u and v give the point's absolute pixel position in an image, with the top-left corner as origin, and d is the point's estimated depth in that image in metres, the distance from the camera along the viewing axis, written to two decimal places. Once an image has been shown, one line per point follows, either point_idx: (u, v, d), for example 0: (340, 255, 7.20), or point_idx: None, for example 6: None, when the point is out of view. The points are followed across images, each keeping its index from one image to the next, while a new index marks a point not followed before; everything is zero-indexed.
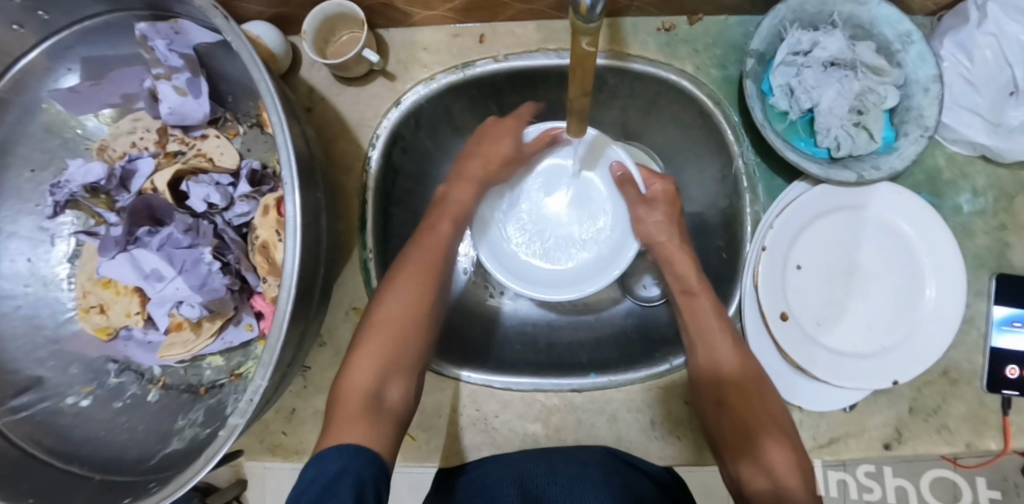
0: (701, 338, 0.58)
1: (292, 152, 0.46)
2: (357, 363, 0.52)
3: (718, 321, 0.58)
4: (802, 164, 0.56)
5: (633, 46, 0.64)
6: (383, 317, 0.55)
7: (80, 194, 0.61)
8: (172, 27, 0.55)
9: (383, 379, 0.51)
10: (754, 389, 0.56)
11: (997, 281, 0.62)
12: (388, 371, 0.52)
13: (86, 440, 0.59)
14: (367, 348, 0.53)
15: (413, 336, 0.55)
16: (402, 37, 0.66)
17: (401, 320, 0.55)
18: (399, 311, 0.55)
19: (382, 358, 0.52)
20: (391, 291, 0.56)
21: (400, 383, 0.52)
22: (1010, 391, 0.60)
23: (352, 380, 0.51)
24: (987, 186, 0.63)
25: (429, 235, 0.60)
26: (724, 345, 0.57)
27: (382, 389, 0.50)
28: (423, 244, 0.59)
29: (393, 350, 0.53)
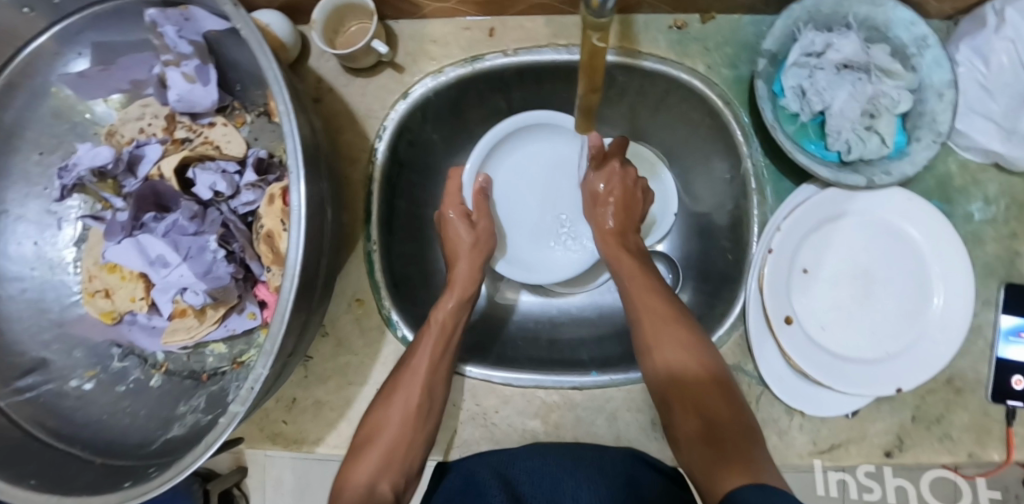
0: (654, 332, 0.55)
1: (298, 141, 0.46)
2: (359, 459, 0.53)
3: (692, 341, 0.54)
4: (811, 167, 0.56)
5: (644, 43, 0.63)
6: (386, 422, 0.54)
7: (86, 179, 0.61)
8: (182, 14, 0.55)
9: (377, 477, 0.51)
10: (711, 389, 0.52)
11: (1006, 291, 0.61)
12: (383, 470, 0.52)
13: (89, 423, 0.60)
14: (370, 445, 0.53)
15: (416, 433, 0.55)
16: (411, 29, 0.65)
17: (403, 419, 0.54)
18: (400, 414, 0.55)
19: (382, 457, 0.53)
20: (391, 397, 0.56)
21: (395, 479, 0.52)
22: (1016, 402, 0.59)
23: (354, 475, 0.51)
24: (999, 195, 0.63)
25: (429, 329, 0.59)
26: (678, 349, 0.53)
27: (374, 485, 0.50)
28: (422, 346, 0.57)
29: (388, 453, 0.53)
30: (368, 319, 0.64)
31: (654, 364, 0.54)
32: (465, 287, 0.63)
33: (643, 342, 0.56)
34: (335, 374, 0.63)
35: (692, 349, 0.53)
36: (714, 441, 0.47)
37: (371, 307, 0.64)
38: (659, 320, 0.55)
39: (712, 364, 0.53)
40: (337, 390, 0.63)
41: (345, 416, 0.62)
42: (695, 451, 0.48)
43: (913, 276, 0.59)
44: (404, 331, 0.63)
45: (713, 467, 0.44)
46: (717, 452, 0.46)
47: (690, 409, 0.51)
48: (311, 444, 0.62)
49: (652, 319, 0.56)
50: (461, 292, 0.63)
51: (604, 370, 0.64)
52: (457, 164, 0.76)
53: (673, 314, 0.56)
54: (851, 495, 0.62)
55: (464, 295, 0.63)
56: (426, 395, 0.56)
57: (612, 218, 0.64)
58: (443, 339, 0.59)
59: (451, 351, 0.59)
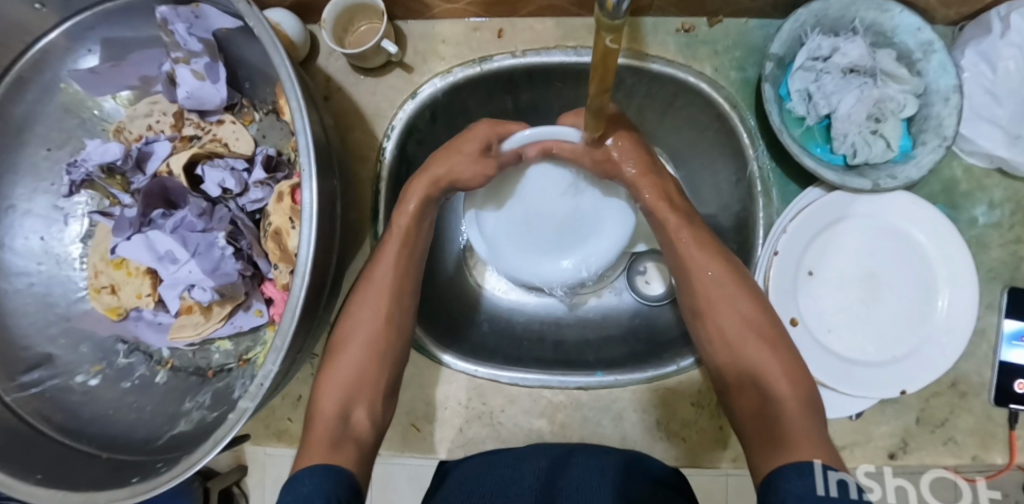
0: (712, 316, 0.58)
1: (310, 139, 0.46)
2: (329, 385, 0.56)
3: (754, 331, 0.56)
4: (818, 170, 0.56)
5: (652, 46, 0.64)
6: (354, 341, 0.58)
7: (95, 174, 0.61)
8: (193, 12, 0.56)
9: (349, 407, 0.54)
10: (784, 375, 0.53)
11: (1010, 296, 0.62)
12: (356, 394, 0.55)
13: (94, 418, 0.60)
14: (337, 371, 0.57)
15: (384, 352, 0.57)
16: (421, 30, 0.66)
17: (364, 347, 0.57)
18: (366, 334, 0.57)
19: (348, 385, 0.56)
20: (354, 318, 0.58)
21: (367, 406, 0.55)
22: (1018, 405, 0.60)
23: (325, 402, 0.55)
24: (1004, 199, 0.63)
25: (387, 245, 0.59)
26: (759, 344, 0.55)
27: (349, 413, 0.54)
28: (381, 265, 0.58)
29: (358, 375, 0.56)
30: None
31: (718, 345, 0.57)
32: (430, 192, 0.60)
33: (705, 324, 0.58)
34: None
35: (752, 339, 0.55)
36: (771, 430, 0.50)
37: None
38: (715, 305, 0.57)
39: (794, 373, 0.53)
40: None
41: None
42: (750, 430, 0.52)
43: (917, 268, 0.59)
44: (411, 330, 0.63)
45: (766, 453, 0.48)
46: (773, 435, 0.49)
47: (749, 390, 0.54)
48: None
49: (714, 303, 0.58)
50: (429, 198, 0.60)
51: (610, 370, 0.64)
52: None
53: (737, 301, 0.57)
54: None
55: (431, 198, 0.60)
56: (389, 312, 0.58)
57: (630, 166, 0.60)
58: (402, 246, 0.59)
59: (413, 259, 0.60)
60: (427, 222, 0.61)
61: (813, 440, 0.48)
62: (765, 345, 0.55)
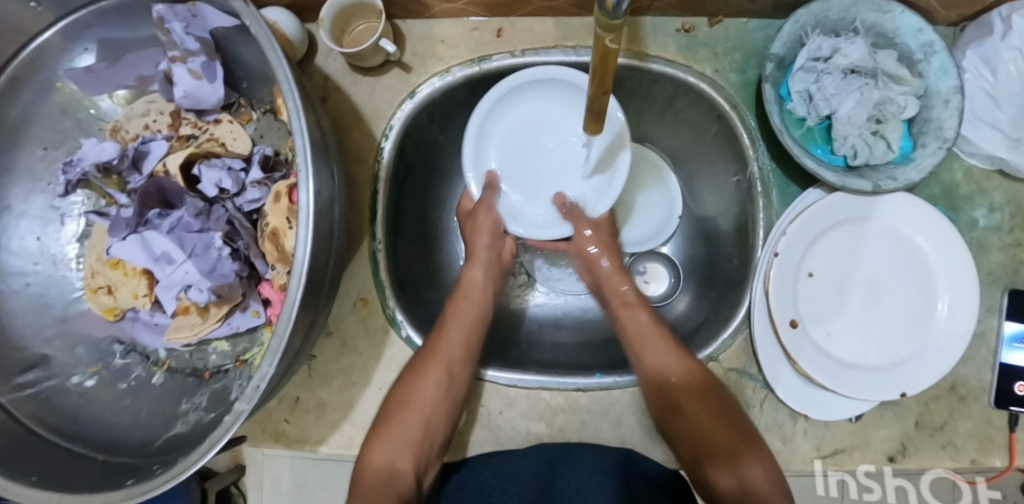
0: (646, 347, 0.60)
1: (307, 139, 0.46)
2: (380, 441, 0.54)
3: (672, 351, 0.59)
4: (818, 171, 0.56)
5: (652, 45, 0.63)
6: (411, 401, 0.56)
7: (92, 174, 0.61)
8: (190, 10, 0.55)
9: (396, 460, 0.52)
10: (700, 390, 0.57)
11: (1010, 298, 0.61)
12: (403, 451, 0.53)
13: (90, 420, 0.59)
14: (390, 428, 0.55)
15: (439, 412, 0.57)
16: (419, 29, 0.65)
17: (424, 409, 0.56)
18: (424, 397, 0.56)
19: (400, 441, 0.54)
20: (417, 378, 0.57)
21: (415, 461, 0.54)
22: (1018, 408, 0.60)
23: (374, 456, 0.53)
24: (1004, 202, 0.63)
25: (453, 313, 0.61)
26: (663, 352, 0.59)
27: (394, 466, 0.52)
28: (448, 330, 0.59)
29: (410, 434, 0.54)
30: (372, 319, 0.63)
31: (647, 371, 0.59)
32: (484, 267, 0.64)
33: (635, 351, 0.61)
34: (339, 374, 0.63)
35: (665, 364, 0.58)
36: (727, 453, 0.52)
37: (376, 307, 0.63)
38: (643, 347, 0.60)
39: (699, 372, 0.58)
40: (340, 390, 0.62)
41: (349, 417, 0.62)
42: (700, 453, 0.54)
43: (915, 272, 0.59)
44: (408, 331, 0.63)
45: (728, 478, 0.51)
46: (728, 460, 0.52)
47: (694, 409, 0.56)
48: (314, 444, 0.62)
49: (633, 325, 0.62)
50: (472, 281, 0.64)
51: (608, 372, 0.64)
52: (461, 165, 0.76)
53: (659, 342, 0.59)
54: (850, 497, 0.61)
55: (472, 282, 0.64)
56: (454, 377, 0.58)
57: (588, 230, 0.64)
58: (468, 323, 0.61)
59: (478, 331, 0.61)
60: (484, 299, 0.64)
61: (763, 454, 0.52)
62: (681, 363, 0.58)
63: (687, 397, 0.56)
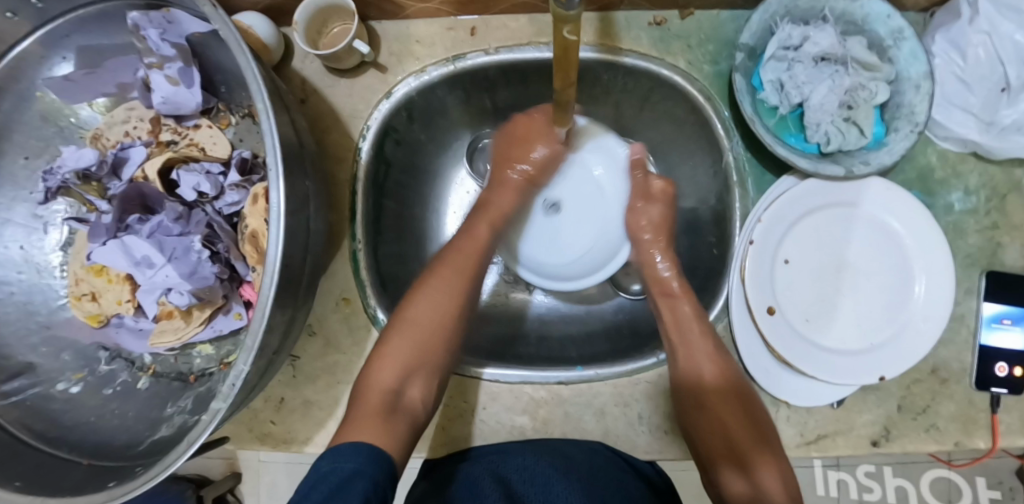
0: (683, 339, 0.58)
1: (277, 138, 0.46)
2: (381, 359, 0.54)
3: (714, 352, 0.57)
4: (790, 158, 0.57)
5: (625, 40, 0.63)
6: (409, 319, 0.56)
7: (71, 181, 0.61)
8: (165, 17, 0.56)
9: (404, 383, 0.53)
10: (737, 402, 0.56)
11: (988, 280, 0.62)
12: (412, 372, 0.54)
13: (76, 425, 0.60)
14: (389, 346, 0.55)
15: (445, 333, 0.57)
16: (395, 30, 0.65)
17: (431, 326, 0.56)
18: (427, 314, 0.56)
19: (404, 358, 0.54)
20: (416, 296, 0.57)
21: (424, 383, 0.54)
22: (999, 390, 0.61)
23: (377, 379, 0.53)
24: (980, 185, 0.63)
25: (462, 238, 0.61)
26: (710, 357, 0.57)
27: (403, 389, 0.52)
28: (459, 245, 0.61)
29: (418, 350, 0.54)
30: (356, 317, 0.63)
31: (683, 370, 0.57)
32: (510, 193, 0.64)
33: (672, 337, 0.59)
34: (324, 373, 0.63)
35: (707, 355, 0.57)
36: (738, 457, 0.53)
37: (358, 306, 0.64)
38: (683, 333, 0.58)
39: (736, 371, 0.58)
40: (326, 390, 0.63)
41: (334, 416, 0.62)
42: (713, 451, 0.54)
43: (894, 256, 0.59)
44: None
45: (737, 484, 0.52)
46: (742, 468, 0.52)
47: (725, 413, 0.55)
48: (300, 444, 0.62)
49: (693, 349, 0.57)
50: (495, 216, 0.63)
51: (590, 364, 0.63)
52: (443, 164, 0.77)
53: (697, 326, 0.58)
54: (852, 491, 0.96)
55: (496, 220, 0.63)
56: (457, 293, 0.58)
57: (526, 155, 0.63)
58: (474, 247, 0.61)
59: (478, 259, 0.61)
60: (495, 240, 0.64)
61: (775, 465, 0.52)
62: (724, 370, 0.57)
63: (716, 399, 0.56)
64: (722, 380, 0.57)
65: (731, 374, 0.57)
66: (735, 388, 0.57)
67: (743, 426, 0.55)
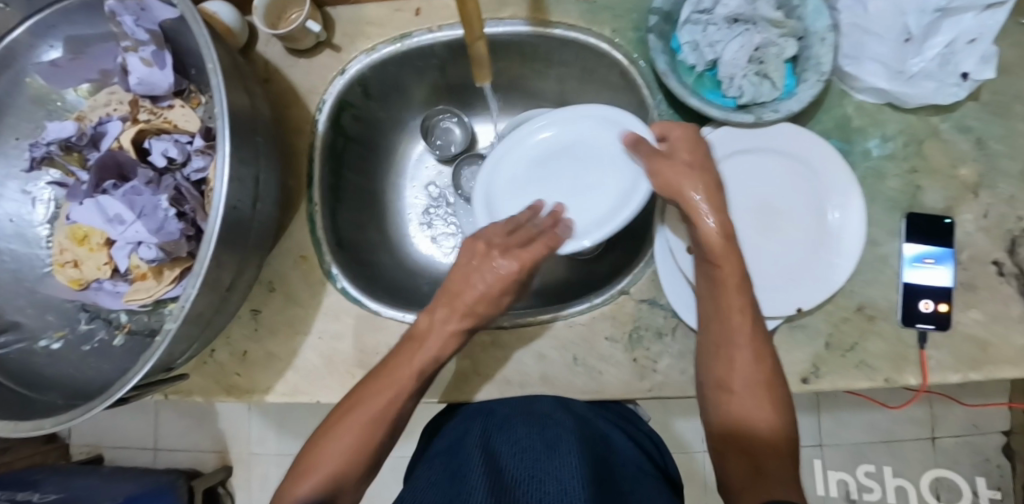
0: (725, 350, 0.55)
1: (224, 95, 0.52)
2: (329, 439, 0.53)
3: (760, 378, 0.54)
4: (703, 109, 0.61)
5: (556, 13, 0.68)
6: (361, 406, 0.54)
7: (55, 152, 0.68)
8: (139, 4, 0.63)
9: (341, 476, 0.51)
10: (777, 442, 0.52)
11: (908, 221, 0.65)
12: (345, 470, 0.51)
13: (56, 377, 0.66)
14: (342, 423, 0.53)
15: (385, 432, 0.54)
16: (347, 14, 0.71)
17: (362, 429, 0.53)
18: (366, 415, 0.53)
19: (347, 453, 0.52)
20: (360, 397, 0.54)
21: (353, 480, 0.52)
22: (926, 325, 0.63)
23: (321, 459, 0.52)
24: (896, 132, 0.67)
25: (423, 342, 0.57)
26: (755, 387, 0.54)
27: (336, 482, 0.51)
28: (410, 358, 0.56)
29: (360, 442, 0.52)
30: (313, 273, 0.68)
31: (724, 387, 0.55)
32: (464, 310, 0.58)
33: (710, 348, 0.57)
34: (283, 327, 0.67)
35: (752, 375, 0.54)
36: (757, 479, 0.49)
37: (314, 263, 0.68)
38: (725, 335, 0.55)
39: (797, 439, 0.53)
40: (285, 341, 0.67)
41: (293, 365, 0.66)
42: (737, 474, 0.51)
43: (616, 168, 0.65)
44: (343, 282, 0.68)
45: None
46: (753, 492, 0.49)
47: (763, 451, 0.52)
48: (262, 393, 0.66)
49: (739, 365, 0.54)
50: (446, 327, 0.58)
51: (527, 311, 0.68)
52: (403, 140, 0.83)
53: (750, 336, 0.55)
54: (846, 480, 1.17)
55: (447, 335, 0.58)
56: (389, 406, 0.54)
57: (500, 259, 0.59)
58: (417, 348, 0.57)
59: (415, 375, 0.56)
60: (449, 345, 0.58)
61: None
62: (773, 409, 0.53)
63: (758, 441, 0.52)
64: (772, 433, 0.52)
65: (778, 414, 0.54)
66: (783, 434, 0.53)
67: (783, 462, 0.51)
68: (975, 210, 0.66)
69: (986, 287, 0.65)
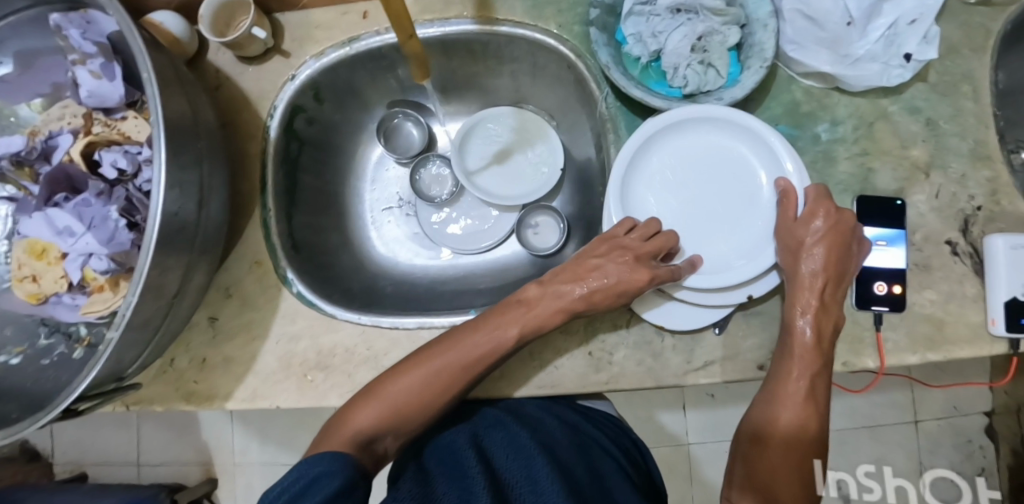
0: (801, 363, 0.56)
1: (161, 102, 0.52)
2: (370, 403, 0.54)
3: (819, 400, 0.56)
4: (646, 100, 0.62)
5: (501, 10, 0.69)
6: (426, 364, 0.56)
7: (7, 168, 0.69)
8: (84, 17, 0.64)
9: (382, 430, 0.53)
10: (806, 453, 0.55)
11: (859, 204, 0.65)
12: (388, 422, 0.54)
13: (14, 390, 0.66)
14: (400, 377, 0.55)
15: (435, 400, 0.55)
16: (296, 19, 0.72)
17: (422, 372, 0.55)
18: (409, 389, 0.55)
19: (387, 409, 0.54)
20: (444, 347, 0.57)
21: (396, 436, 0.54)
22: (881, 307, 0.63)
23: (357, 417, 0.53)
24: (845, 115, 0.67)
25: (523, 315, 0.58)
26: (800, 405, 0.56)
27: (378, 438, 0.53)
28: (482, 337, 0.57)
29: (412, 396, 0.55)
30: (268, 278, 0.68)
31: (779, 400, 0.56)
32: (544, 311, 0.58)
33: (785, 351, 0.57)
34: (240, 333, 0.67)
35: (814, 390, 0.56)
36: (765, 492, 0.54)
37: (269, 268, 0.68)
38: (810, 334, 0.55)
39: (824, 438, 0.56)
40: (243, 348, 0.67)
41: (251, 371, 0.66)
42: (759, 473, 0.56)
43: (741, 200, 0.63)
44: (298, 287, 0.68)
45: None
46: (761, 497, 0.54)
47: (791, 455, 0.55)
48: (221, 400, 0.66)
49: (786, 397, 0.56)
50: (534, 318, 0.58)
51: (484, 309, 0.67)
52: (363, 142, 0.84)
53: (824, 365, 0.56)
54: (849, 486, 1.17)
55: (532, 324, 0.58)
56: (454, 373, 0.56)
57: (623, 255, 0.58)
58: (517, 323, 0.57)
59: (483, 362, 0.56)
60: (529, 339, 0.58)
61: None
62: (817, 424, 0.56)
63: (795, 449, 0.55)
64: (806, 437, 0.55)
65: (819, 430, 0.56)
66: (814, 444, 0.56)
67: (788, 472, 0.55)
68: (926, 190, 0.66)
69: (941, 267, 0.64)
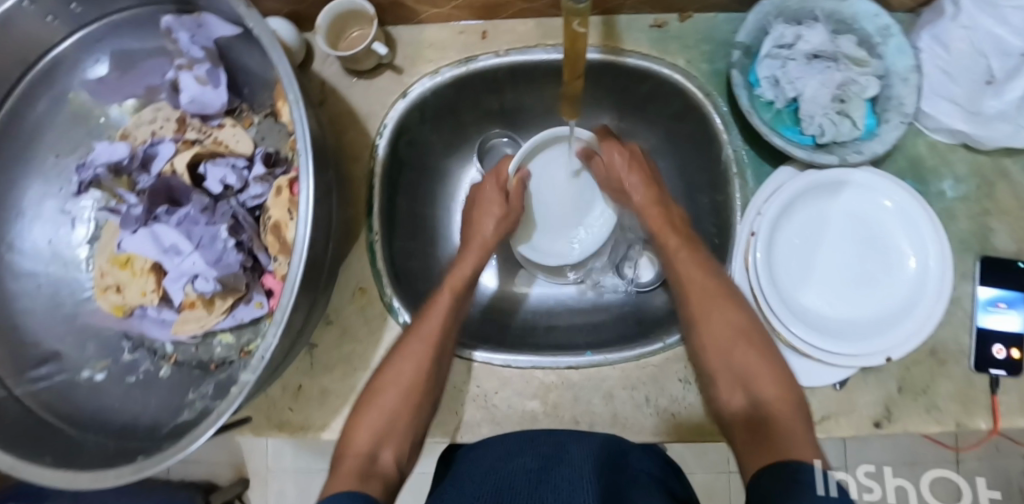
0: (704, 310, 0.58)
1: (306, 127, 0.49)
2: (363, 417, 0.55)
3: (744, 332, 0.56)
4: (787, 149, 0.59)
5: (628, 41, 0.67)
6: (388, 380, 0.57)
7: (103, 174, 0.65)
8: (196, 20, 0.59)
9: (379, 445, 0.52)
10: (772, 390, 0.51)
11: (982, 264, 0.64)
12: (387, 437, 0.53)
13: (99, 411, 0.62)
14: (373, 408, 0.55)
15: (416, 408, 0.56)
16: (409, 35, 0.69)
17: (401, 390, 0.56)
18: (397, 389, 0.56)
19: (383, 418, 0.54)
20: (400, 359, 0.57)
21: (396, 448, 0.53)
22: (998, 371, 0.62)
23: (355, 440, 0.53)
24: (969, 173, 0.66)
25: (437, 300, 0.61)
26: (746, 352, 0.55)
27: (376, 453, 0.52)
28: (435, 309, 0.60)
29: (389, 417, 0.54)
30: (372, 306, 0.66)
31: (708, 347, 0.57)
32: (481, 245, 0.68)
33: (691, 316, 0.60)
34: (340, 361, 0.65)
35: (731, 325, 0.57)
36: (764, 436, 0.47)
37: (373, 296, 0.66)
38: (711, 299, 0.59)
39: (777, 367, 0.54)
40: (342, 376, 0.64)
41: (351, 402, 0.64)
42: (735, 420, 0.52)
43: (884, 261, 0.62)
44: (405, 317, 0.65)
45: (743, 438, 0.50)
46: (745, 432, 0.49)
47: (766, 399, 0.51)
48: (317, 430, 0.63)
49: (712, 327, 0.57)
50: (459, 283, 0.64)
51: (599, 350, 0.65)
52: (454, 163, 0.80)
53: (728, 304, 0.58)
54: None
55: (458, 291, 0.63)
56: (416, 374, 0.56)
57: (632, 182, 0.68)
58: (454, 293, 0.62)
59: (446, 343, 0.59)
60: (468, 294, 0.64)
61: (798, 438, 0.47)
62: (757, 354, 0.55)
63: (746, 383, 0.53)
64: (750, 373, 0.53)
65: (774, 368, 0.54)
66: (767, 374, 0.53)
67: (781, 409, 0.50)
68: None
69: None
